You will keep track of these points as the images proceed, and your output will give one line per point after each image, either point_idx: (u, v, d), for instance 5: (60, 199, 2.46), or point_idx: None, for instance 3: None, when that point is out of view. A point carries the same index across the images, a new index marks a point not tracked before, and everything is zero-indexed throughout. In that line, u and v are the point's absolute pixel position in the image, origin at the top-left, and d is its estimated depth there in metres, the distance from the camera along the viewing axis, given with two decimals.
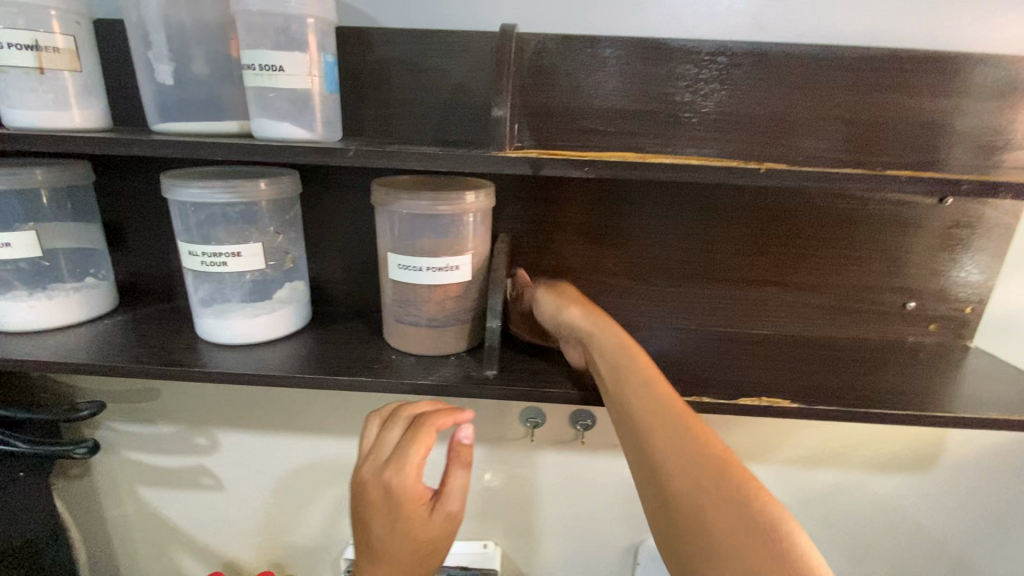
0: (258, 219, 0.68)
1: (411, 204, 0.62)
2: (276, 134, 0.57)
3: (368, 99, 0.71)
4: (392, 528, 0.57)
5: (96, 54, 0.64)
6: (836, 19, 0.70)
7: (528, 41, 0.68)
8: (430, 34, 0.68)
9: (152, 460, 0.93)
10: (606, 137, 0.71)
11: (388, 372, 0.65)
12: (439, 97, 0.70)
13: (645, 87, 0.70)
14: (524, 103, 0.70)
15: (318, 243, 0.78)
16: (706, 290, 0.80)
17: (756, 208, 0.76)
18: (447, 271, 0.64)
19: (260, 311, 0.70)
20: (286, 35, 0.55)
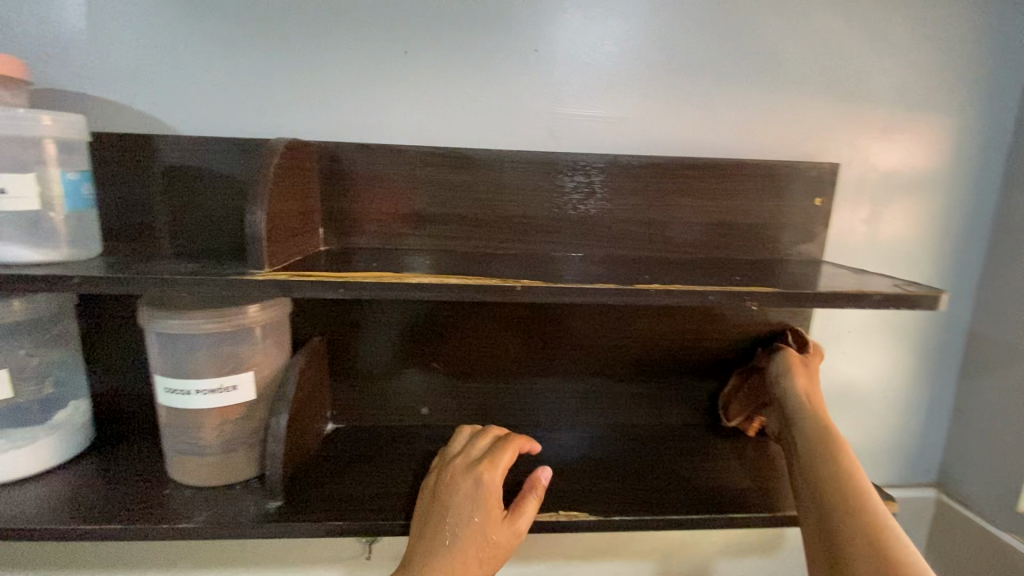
0: (2, 345, 0.65)
1: (183, 325, 0.62)
2: (5, 257, 0.57)
3: (158, 204, 0.75)
4: (467, 520, 0.63)
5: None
6: (633, 132, 0.82)
7: (329, 148, 0.75)
8: (216, 141, 0.73)
9: None
10: (497, 238, 0.79)
11: (152, 516, 0.62)
12: (229, 202, 0.75)
13: (533, 189, 0.77)
14: (328, 207, 0.76)
15: (101, 359, 0.76)
16: (579, 390, 0.85)
17: (628, 317, 0.82)
18: (220, 393, 0.64)
19: (11, 446, 0.64)
20: (17, 159, 0.58)
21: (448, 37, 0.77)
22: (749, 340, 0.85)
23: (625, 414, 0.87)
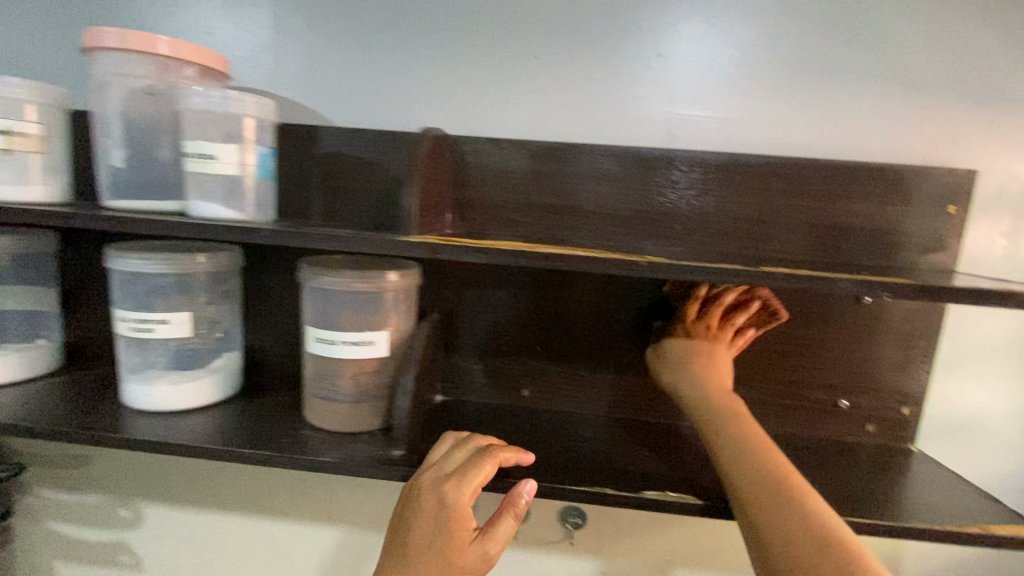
0: (194, 289, 0.71)
1: (332, 281, 0.66)
2: (209, 213, 0.62)
3: (323, 192, 0.77)
4: (432, 539, 0.59)
5: (69, 138, 0.70)
6: (1002, 112, 0.74)
7: (630, 121, 0.76)
8: (528, 129, 0.77)
9: (75, 534, 0.94)
10: (798, 241, 0.75)
11: (292, 447, 0.66)
12: (525, 171, 0.75)
13: (807, 187, 0.74)
14: (609, 173, 0.75)
15: (257, 317, 0.81)
16: (817, 407, 0.80)
17: (866, 326, 0.77)
18: (362, 346, 0.67)
19: (185, 379, 0.72)
20: (229, 131, 0.61)
21: None
22: None
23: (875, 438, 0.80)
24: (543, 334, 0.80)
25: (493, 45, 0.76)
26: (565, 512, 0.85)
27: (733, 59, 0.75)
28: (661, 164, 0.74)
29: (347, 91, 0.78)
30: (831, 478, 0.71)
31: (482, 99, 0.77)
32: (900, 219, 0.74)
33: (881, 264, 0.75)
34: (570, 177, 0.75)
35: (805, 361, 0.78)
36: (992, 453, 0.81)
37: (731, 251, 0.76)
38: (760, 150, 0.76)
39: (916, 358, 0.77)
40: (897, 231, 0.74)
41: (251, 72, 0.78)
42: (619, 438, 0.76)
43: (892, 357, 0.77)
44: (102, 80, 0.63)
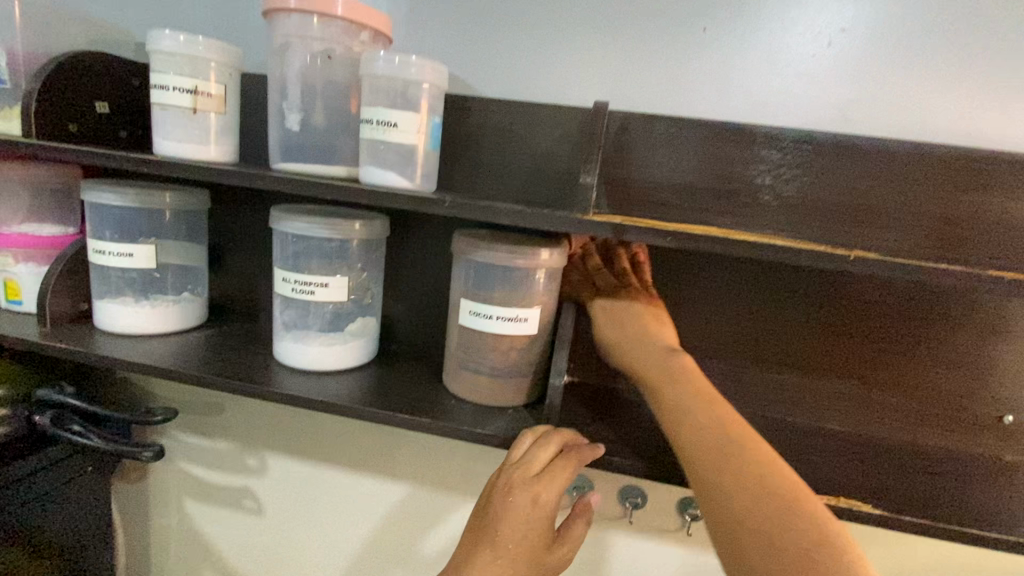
0: (348, 256, 0.73)
1: (489, 254, 0.66)
2: (379, 181, 0.62)
3: (470, 163, 0.76)
4: (522, 536, 0.60)
5: (240, 101, 0.72)
6: None
7: (796, 105, 0.72)
8: (685, 108, 0.74)
9: (204, 476, 1.01)
10: (976, 242, 0.69)
11: (440, 415, 0.67)
12: (679, 153, 0.73)
13: (995, 183, 0.68)
14: (770, 159, 0.71)
15: (394, 286, 0.82)
16: (937, 409, 0.75)
17: (1003, 328, 0.71)
18: (515, 322, 0.66)
19: (334, 341, 0.74)
20: (405, 99, 0.61)
21: None
22: None
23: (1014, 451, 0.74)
24: (680, 321, 0.77)
25: (655, 19, 0.73)
26: (682, 503, 0.84)
27: (922, 35, 0.68)
28: (830, 150, 0.70)
29: (496, 59, 0.76)
30: (956, 488, 0.67)
31: (636, 75, 0.74)
32: None
33: None
34: (728, 159, 0.72)
35: (928, 361, 0.74)
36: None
37: (900, 247, 0.71)
38: (941, 141, 0.70)
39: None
40: None
41: (404, 40, 0.78)
42: None
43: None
44: (286, 42, 0.64)
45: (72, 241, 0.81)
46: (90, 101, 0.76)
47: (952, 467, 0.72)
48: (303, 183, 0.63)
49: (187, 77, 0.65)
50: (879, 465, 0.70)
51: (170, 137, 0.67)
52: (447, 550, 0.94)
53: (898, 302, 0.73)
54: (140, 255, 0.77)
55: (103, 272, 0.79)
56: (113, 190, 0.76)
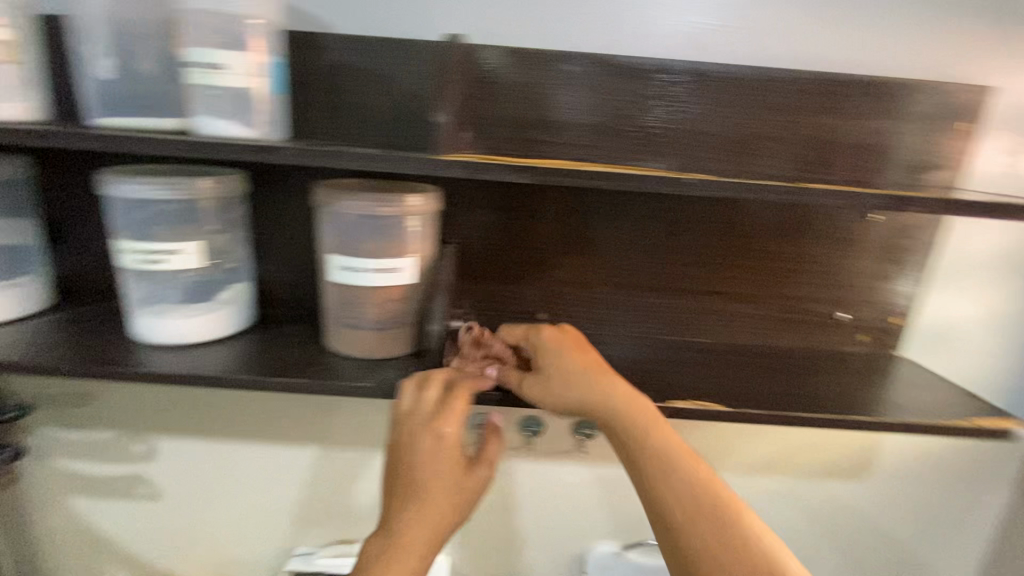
0: (198, 218, 0.67)
1: (353, 207, 0.63)
2: (217, 131, 0.57)
3: (328, 109, 0.72)
4: (436, 476, 0.59)
5: (38, 47, 0.62)
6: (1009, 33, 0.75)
7: (652, 37, 0.74)
8: (547, 41, 0.73)
9: (86, 470, 0.94)
10: (810, 161, 0.76)
11: (321, 374, 0.66)
12: (541, 87, 0.72)
13: (822, 105, 0.74)
14: (628, 90, 0.73)
15: (263, 248, 0.77)
16: (781, 315, 0.84)
17: (830, 237, 0.80)
18: (389, 273, 0.65)
19: (198, 312, 0.69)
20: (234, 37, 0.56)
21: None
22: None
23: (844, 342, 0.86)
24: (559, 258, 0.80)
25: None
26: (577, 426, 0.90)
27: None
28: (687, 79, 0.73)
29: None
30: (794, 382, 0.76)
31: (495, 6, 0.72)
32: (907, 135, 0.75)
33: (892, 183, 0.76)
34: (588, 92, 0.73)
35: (771, 273, 0.82)
36: (972, 357, 0.88)
37: (751, 168, 0.76)
38: (779, 66, 0.75)
39: (908, 271, 0.82)
40: (904, 151, 0.76)
41: None
42: (612, 351, 0.79)
43: (888, 271, 0.82)
44: None
45: None
46: None
47: (797, 362, 0.82)
48: (127, 139, 0.56)
49: None
50: (732, 369, 0.78)
51: None
52: (360, 502, 0.96)
53: (746, 222, 0.79)
54: None
55: None
56: None
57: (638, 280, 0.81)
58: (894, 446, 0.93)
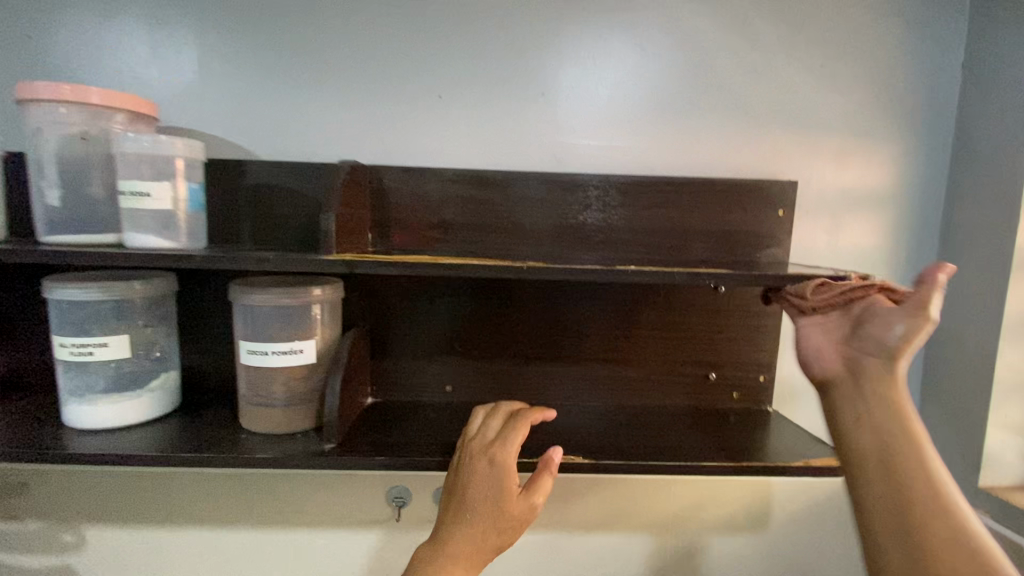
0: (130, 315, 0.78)
1: (261, 299, 0.75)
2: (142, 244, 0.69)
3: (251, 220, 0.86)
4: (488, 495, 0.69)
5: (3, 182, 0.76)
6: (814, 136, 0.92)
7: (521, 151, 0.89)
8: (434, 158, 0.89)
9: (13, 564, 0.96)
10: (662, 246, 0.89)
11: (229, 449, 0.73)
12: (429, 195, 0.87)
13: (665, 198, 0.88)
14: (502, 194, 0.87)
15: (193, 338, 0.87)
16: (661, 379, 0.94)
17: (693, 307, 0.92)
18: (292, 354, 0.75)
19: (123, 399, 0.77)
20: (160, 170, 0.70)
21: (603, 43, 0.88)
22: None
23: (721, 400, 0.95)
24: (459, 336, 0.91)
25: (398, 88, 0.87)
26: None
27: (601, 92, 0.89)
28: (552, 186, 0.87)
29: (270, 129, 0.87)
30: (664, 438, 0.85)
31: (389, 133, 0.88)
32: (742, 218, 0.89)
33: (732, 260, 0.89)
34: (468, 196, 0.87)
35: (648, 342, 0.93)
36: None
37: (613, 255, 0.89)
38: (631, 170, 0.90)
39: (768, 335, 0.93)
40: (742, 233, 0.89)
41: (180, 116, 0.86)
42: None
43: (749, 335, 0.93)
44: (37, 128, 0.70)
45: None
46: None
47: (676, 420, 0.91)
48: (65, 253, 0.68)
49: None
50: (614, 430, 0.87)
51: None
52: None
53: (617, 298, 0.92)
54: None
55: None
56: None
57: (529, 352, 0.92)
58: (788, 498, 0.99)
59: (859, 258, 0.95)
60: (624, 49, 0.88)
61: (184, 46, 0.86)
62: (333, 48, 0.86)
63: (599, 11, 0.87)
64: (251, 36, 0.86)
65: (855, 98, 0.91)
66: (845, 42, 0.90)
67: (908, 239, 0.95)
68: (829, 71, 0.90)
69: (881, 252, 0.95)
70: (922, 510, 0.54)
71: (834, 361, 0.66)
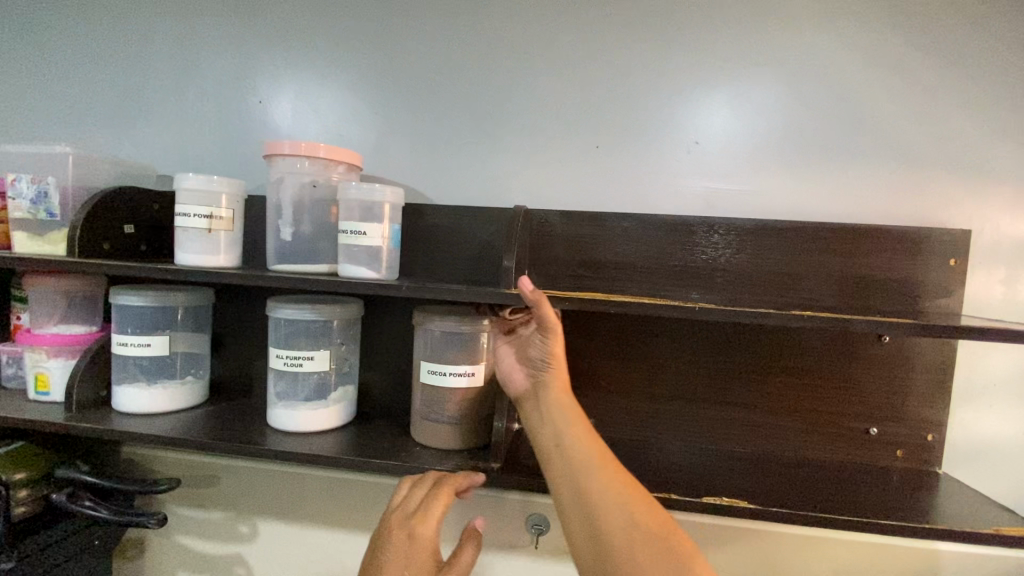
0: (329, 334, 0.90)
1: (443, 326, 0.84)
2: (354, 274, 0.81)
3: (425, 256, 0.97)
4: (407, 565, 0.75)
5: (242, 219, 0.93)
6: (987, 184, 0.88)
7: (672, 197, 0.94)
8: (588, 203, 0.96)
9: (198, 547, 1.10)
10: (818, 292, 0.88)
11: (408, 459, 0.81)
12: (584, 237, 0.93)
13: (822, 244, 0.88)
14: (654, 237, 0.92)
15: (368, 358, 0.99)
16: (814, 428, 0.91)
17: (851, 356, 0.90)
18: (465, 376, 0.83)
19: (318, 406, 0.89)
20: (372, 212, 0.82)
21: (756, 95, 0.92)
22: None
23: (881, 457, 0.90)
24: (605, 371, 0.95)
25: (558, 140, 0.96)
26: None
27: (753, 142, 0.92)
28: (703, 230, 0.90)
29: (445, 176, 0.99)
30: (825, 491, 0.82)
31: (548, 180, 0.97)
32: (907, 267, 0.86)
33: (897, 309, 0.86)
34: (621, 238, 0.92)
35: (800, 389, 0.91)
36: (1017, 477, 0.90)
37: (764, 300, 0.90)
38: (782, 216, 0.92)
39: (935, 391, 0.88)
40: (907, 282, 0.87)
41: (372, 166, 1.01)
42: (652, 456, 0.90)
43: (914, 388, 0.88)
44: (280, 176, 0.86)
45: (97, 338, 0.97)
46: (122, 225, 0.96)
47: (833, 474, 0.87)
48: (295, 279, 0.81)
49: (203, 206, 0.86)
50: (766, 477, 0.85)
51: (190, 251, 0.86)
52: None
53: (768, 342, 0.91)
54: (158, 343, 0.93)
55: (122, 361, 0.94)
56: (136, 293, 0.93)
57: (674, 391, 0.94)
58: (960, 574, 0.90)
59: None
60: (777, 100, 0.91)
61: (379, 107, 1.01)
62: (502, 106, 0.98)
63: (751, 65, 0.91)
64: (435, 98, 0.99)
65: None
66: (1022, 87, 0.87)
67: None
68: (1003, 117, 0.87)
69: None
70: (624, 523, 0.66)
71: (520, 381, 0.78)
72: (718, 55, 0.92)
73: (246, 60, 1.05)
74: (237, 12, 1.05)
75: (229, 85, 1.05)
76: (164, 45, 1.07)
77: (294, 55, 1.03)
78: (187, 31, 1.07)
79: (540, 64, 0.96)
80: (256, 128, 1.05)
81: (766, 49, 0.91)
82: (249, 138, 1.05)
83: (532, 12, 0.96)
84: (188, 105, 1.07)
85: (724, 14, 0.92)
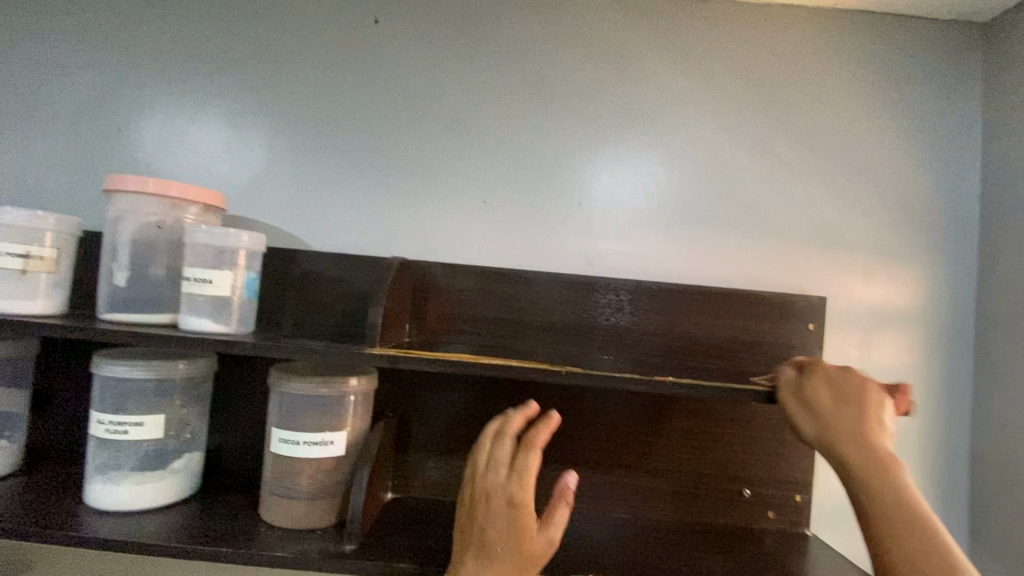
0: (169, 394, 0.79)
1: (300, 387, 0.76)
2: (195, 327, 0.73)
3: (295, 307, 0.89)
4: (509, 531, 0.68)
5: (74, 260, 0.81)
6: (841, 254, 0.95)
7: (558, 253, 0.94)
8: (474, 256, 0.93)
9: None
10: (694, 354, 0.90)
11: (247, 543, 0.71)
12: (469, 291, 0.90)
13: (697, 306, 0.90)
14: (538, 294, 0.90)
15: (225, 419, 0.88)
16: (693, 491, 0.90)
17: (725, 416, 0.91)
18: (322, 445, 0.74)
19: (147, 480, 0.77)
20: (222, 260, 0.74)
21: (639, 158, 0.95)
22: (915, 464, 0.94)
23: (757, 520, 0.90)
24: (487, 433, 0.90)
25: (446, 190, 0.94)
26: None
27: (635, 203, 0.94)
28: (584, 288, 0.90)
29: (325, 221, 0.93)
30: (699, 561, 0.79)
31: (436, 230, 0.93)
32: (773, 330, 0.90)
33: (765, 371, 0.89)
34: (505, 294, 0.90)
35: (681, 452, 0.90)
36: None
37: (643, 360, 0.90)
38: (662, 277, 0.94)
39: (803, 452, 0.90)
40: (774, 344, 0.90)
41: (246, 208, 0.93)
42: None
43: (784, 449, 0.90)
44: (120, 215, 0.76)
45: None
46: None
47: (710, 539, 0.86)
48: (122, 332, 0.71)
49: (19, 244, 0.73)
50: (642, 546, 0.82)
51: None
52: None
53: (650, 404, 0.91)
54: None
55: None
56: None
57: (558, 455, 0.90)
58: None
59: (891, 375, 0.94)
60: (655, 165, 0.95)
61: (256, 145, 0.94)
62: (390, 155, 0.94)
63: (632, 131, 0.95)
64: (317, 141, 0.94)
65: (877, 221, 0.95)
66: (863, 169, 0.96)
67: (940, 359, 0.95)
68: (850, 195, 0.96)
69: (912, 370, 0.94)
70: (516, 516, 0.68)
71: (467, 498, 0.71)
72: (604, 120, 0.95)
73: (105, 86, 0.95)
74: (97, 34, 0.96)
75: (81, 109, 0.95)
76: (6, 62, 0.95)
77: (162, 84, 0.95)
78: (35, 48, 0.95)
79: (428, 115, 0.95)
80: (113, 159, 0.94)
81: (645, 118, 0.95)
82: (101, 168, 0.94)
83: (424, 65, 0.95)
84: (29, 130, 0.94)
85: (606, 81, 0.95)
